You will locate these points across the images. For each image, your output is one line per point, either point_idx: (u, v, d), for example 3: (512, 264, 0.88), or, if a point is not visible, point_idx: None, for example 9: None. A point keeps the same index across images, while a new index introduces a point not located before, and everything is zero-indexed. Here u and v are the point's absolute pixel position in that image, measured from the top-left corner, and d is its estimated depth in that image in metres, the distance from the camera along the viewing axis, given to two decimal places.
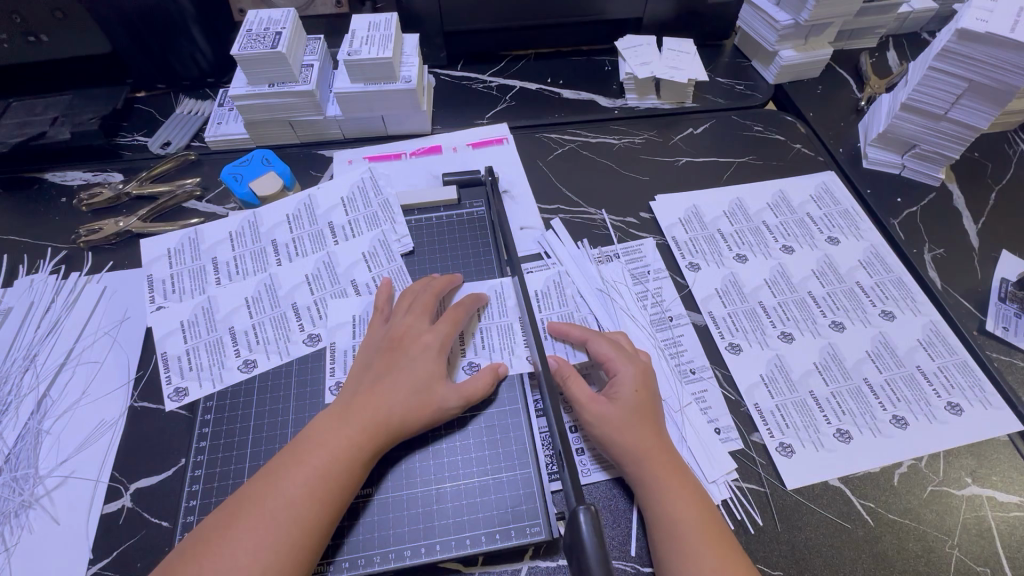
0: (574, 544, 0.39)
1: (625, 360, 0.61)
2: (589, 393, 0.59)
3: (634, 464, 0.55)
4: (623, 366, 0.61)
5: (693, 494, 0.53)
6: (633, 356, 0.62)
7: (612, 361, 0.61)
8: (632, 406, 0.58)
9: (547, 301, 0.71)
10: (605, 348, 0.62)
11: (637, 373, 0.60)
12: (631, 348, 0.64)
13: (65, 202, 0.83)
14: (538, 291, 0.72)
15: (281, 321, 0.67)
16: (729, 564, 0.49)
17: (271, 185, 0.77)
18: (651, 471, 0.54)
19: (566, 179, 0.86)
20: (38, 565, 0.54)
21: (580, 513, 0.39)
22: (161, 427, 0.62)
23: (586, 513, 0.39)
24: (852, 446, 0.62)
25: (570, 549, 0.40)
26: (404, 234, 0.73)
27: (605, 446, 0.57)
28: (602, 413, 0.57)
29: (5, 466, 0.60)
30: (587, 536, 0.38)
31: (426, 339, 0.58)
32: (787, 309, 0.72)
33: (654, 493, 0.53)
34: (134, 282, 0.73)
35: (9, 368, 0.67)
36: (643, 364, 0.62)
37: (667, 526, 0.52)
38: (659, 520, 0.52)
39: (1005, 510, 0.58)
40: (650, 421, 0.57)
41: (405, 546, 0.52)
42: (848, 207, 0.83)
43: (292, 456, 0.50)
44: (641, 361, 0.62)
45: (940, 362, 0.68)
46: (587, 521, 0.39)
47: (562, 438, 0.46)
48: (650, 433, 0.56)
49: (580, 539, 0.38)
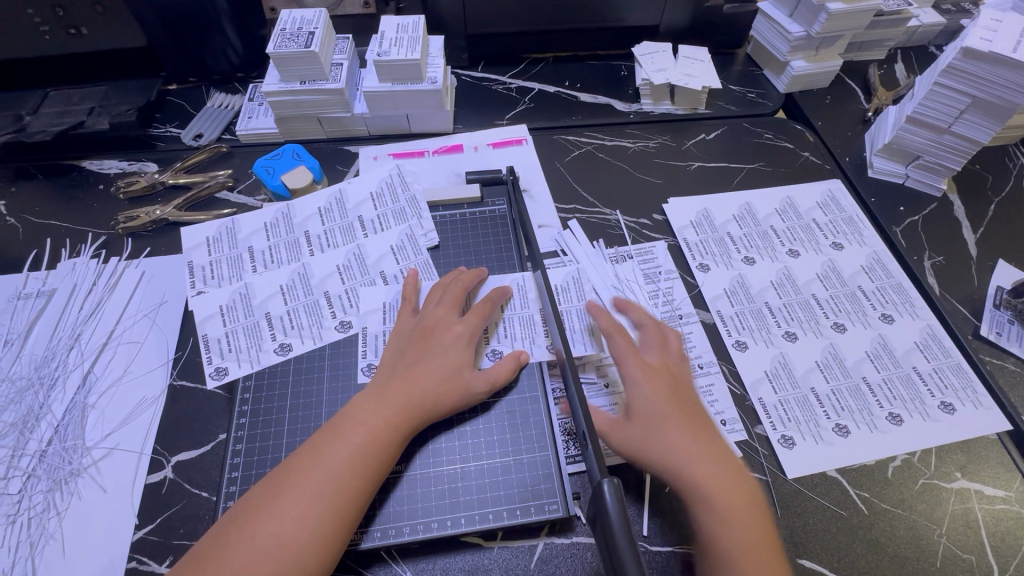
0: (598, 512, 0.43)
1: (656, 346, 0.64)
2: (626, 370, 0.60)
3: (674, 441, 0.55)
4: (653, 349, 0.63)
5: (732, 506, 0.52)
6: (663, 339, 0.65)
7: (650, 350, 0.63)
8: (663, 377, 0.60)
9: (566, 295, 0.75)
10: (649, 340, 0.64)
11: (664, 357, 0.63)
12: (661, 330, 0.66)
13: (104, 189, 0.87)
14: (557, 286, 0.76)
15: (314, 308, 0.70)
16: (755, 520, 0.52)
17: (302, 179, 0.81)
18: (675, 436, 0.56)
19: (582, 180, 0.89)
20: (88, 528, 0.58)
21: (605, 483, 0.43)
22: (200, 404, 0.66)
23: (610, 484, 0.43)
24: (850, 440, 0.65)
25: (594, 519, 0.43)
26: (430, 229, 0.77)
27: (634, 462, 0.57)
28: (648, 398, 0.58)
29: (54, 436, 0.64)
30: (610, 503, 0.42)
31: (457, 329, 0.62)
32: (791, 310, 0.76)
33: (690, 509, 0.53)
34: (172, 268, 0.77)
35: (55, 346, 0.71)
36: (668, 344, 0.65)
37: (688, 482, 0.54)
38: (682, 477, 0.54)
39: (991, 504, 0.62)
40: (687, 412, 0.58)
41: (432, 519, 0.56)
42: (852, 214, 0.87)
43: (333, 433, 0.54)
44: (669, 342, 0.65)
45: (935, 363, 0.72)
46: (610, 492, 0.43)
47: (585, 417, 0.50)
48: (675, 443, 0.55)
49: (603, 506, 0.42)
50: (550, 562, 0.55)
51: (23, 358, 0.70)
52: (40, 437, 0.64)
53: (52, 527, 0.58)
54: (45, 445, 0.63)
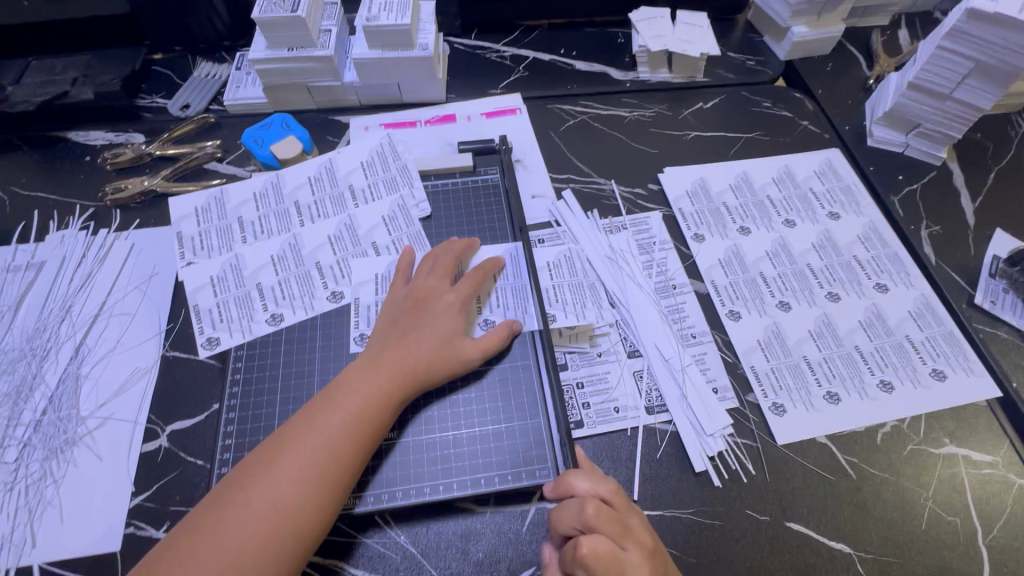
0: None
1: (628, 541, 0.50)
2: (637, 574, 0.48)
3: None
4: (629, 544, 0.50)
5: None
6: (624, 512, 0.52)
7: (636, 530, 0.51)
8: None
9: (557, 271, 0.74)
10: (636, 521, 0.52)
11: (648, 549, 0.50)
12: (616, 498, 0.53)
13: (90, 161, 0.85)
14: (549, 263, 0.75)
15: (305, 278, 0.70)
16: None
17: (292, 149, 0.79)
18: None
19: (577, 150, 0.88)
20: (86, 495, 0.59)
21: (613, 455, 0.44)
22: (193, 374, 0.66)
23: None
24: (840, 407, 0.66)
25: None
26: (422, 199, 0.76)
27: None
28: None
29: (49, 406, 0.64)
30: None
31: (447, 299, 0.62)
32: (786, 280, 0.76)
33: None
34: (161, 240, 0.76)
35: (47, 317, 0.71)
36: (625, 512, 0.52)
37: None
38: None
39: (978, 468, 0.63)
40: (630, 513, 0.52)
41: (424, 484, 0.57)
42: (850, 184, 0.86)
43: (327, 400, 0.54)
44: (630, 511, 0.52)
45: (928, 332, 0.72)
46: None
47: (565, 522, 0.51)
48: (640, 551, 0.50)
49: None
50: (540, 526, 0.57)
51: (15, 330, 0.70)
52: (34, 408, 0.64)
53: (49, 494, 0.59)
54: (40, 414, 0.64)
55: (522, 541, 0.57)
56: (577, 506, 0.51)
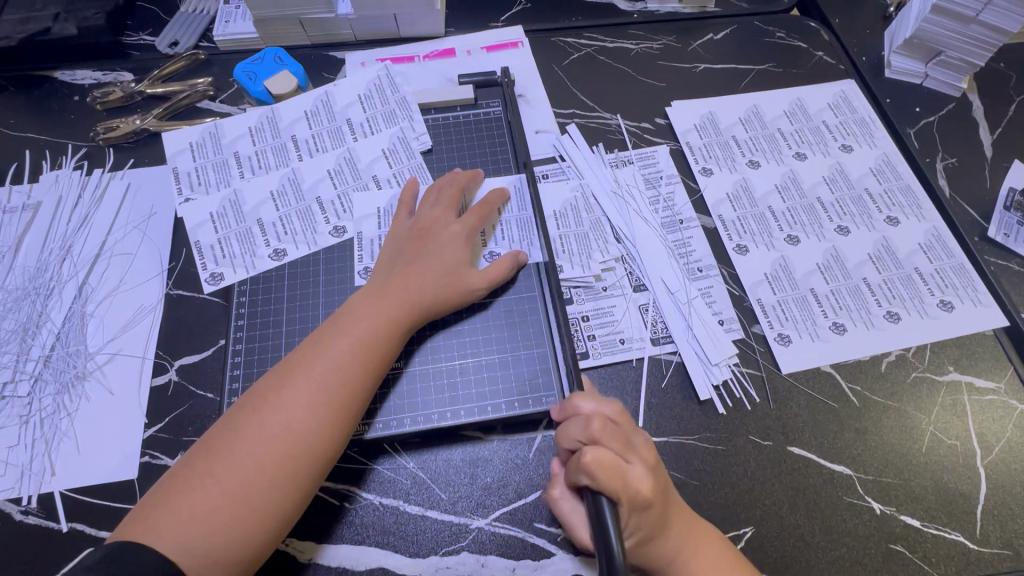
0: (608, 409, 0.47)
1: (631, 454, 0.50)
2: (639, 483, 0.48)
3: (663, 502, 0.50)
4: (633, 458, 0.49)
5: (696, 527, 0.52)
6: (629, 430, 0.52)
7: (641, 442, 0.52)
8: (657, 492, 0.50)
9: (565, 221, 0.72)
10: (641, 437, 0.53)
11: (649, 464, 0.50)
12: (621, 419, 0.53)
13: (80, 101, 0.82)
14: (556, 212, 0.73)
15: (306, 214, 0.69)
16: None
17: (285, 84, 0.77)
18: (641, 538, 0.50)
19: (582, 84, 0.84)
20: (101, 426, 0.60)
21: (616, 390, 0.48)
22: (198, 311, 0.66)
23: None
24: (846, 337, 0.66)
25: None
26: (422, 132, 0.74)
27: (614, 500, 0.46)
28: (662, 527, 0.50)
29: (57, 343, 0.65)
30: None
31: (453, 228, 0.62)
32: (795, 213, 0.74)
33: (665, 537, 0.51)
34: (158, 179, 0.75)
35: (47, 257, 0.70)
36: (630, 433, 0.53)
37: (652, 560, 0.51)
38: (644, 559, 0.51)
39: (981, 395, 0.63)
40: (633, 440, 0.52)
41: (432, 411, 0.59)
42: (865, 116, 0.83)
43: (335, 327, 0.55)
44: (634, 431, 0.53)
45: (938, 264, 0.71)
46: None
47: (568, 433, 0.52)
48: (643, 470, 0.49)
49: None
50: (547, 452, 0.59)
51: (17, 270, 0.69)
52: (42, 344, 0.65)
53: (64, 426, 0.60)
54: (48, 350, 0.64)
55: (529, 466, 0.58)
56: (583, 422, 0.51)
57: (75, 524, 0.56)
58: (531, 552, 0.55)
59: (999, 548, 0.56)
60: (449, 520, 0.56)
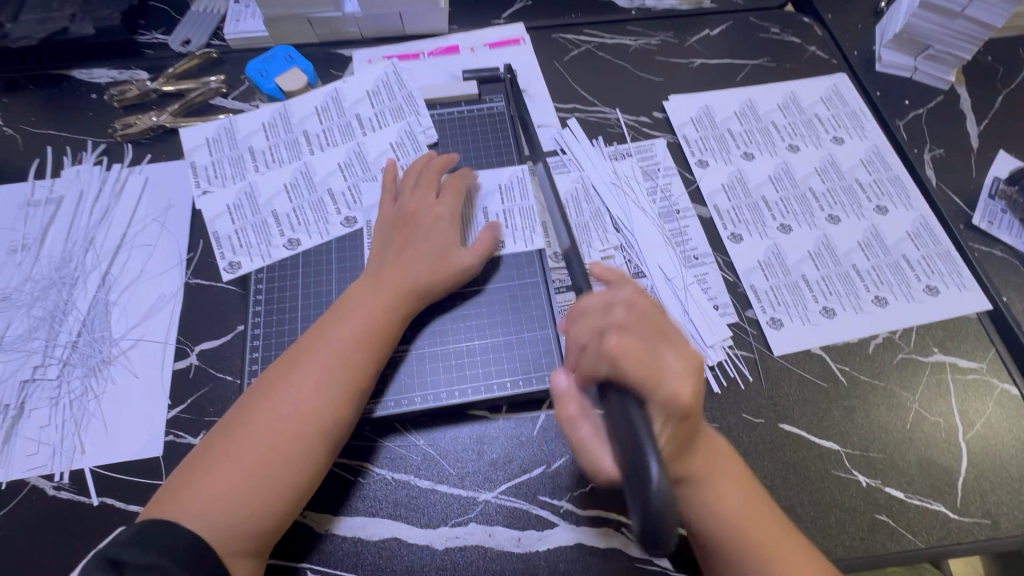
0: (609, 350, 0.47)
1: (661, 344, 0.49)
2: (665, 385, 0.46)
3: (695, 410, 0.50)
4: (663, 348, 0.49)
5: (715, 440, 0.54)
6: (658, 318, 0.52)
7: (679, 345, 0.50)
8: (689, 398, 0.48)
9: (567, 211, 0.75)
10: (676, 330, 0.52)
11: (689, 366, 0.49)
12: (639, 300, 0.53)
13: (97, 98, 0.85)
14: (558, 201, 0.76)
15: (319, 205, 0.72)
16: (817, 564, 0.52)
17: (297, 81, 0.80)
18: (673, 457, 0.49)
19: (582, 79, 0.87)
20: (127, 408, 0.64)
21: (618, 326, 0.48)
22: (217, 298, 0.69)
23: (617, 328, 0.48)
24: (836, 320, 0.69)
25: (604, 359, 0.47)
26: (429, 126, 0.77)
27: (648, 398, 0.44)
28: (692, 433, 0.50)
29: (83, 329, 0.68)
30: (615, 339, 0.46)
31: (437, 211, 0.65)
32: (787, 203, 0.77)
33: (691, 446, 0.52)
34: (175, 173, 0.78)
35: (71, 249, 0.73)
36: (657, 319, 0.52)
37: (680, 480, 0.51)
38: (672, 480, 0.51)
39: (965, 374, 0.66)
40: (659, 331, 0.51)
41: (441, 391, 0.62)
42: (856, 108, 0.85)
43: (337, 313, 0.58)
44: (665, 323, 0.52)
45: (925, 251, 0.74)
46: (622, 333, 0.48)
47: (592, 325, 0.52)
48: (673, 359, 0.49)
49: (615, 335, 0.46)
50: (550, 429, 0.62)
51: (42, 260, 0.72)
52: (69, 330, 0.68)
53: (92, 408, 0.64)
54: (75, 337, 0.68)
55: (533, 443, 0.61)
56: (603, 310, 0.52)
57: (106, 499, 0.59)
58: (536, 522, 0.58)
59: (978, 517, 0.59)
60: (458, 492, 0.59)
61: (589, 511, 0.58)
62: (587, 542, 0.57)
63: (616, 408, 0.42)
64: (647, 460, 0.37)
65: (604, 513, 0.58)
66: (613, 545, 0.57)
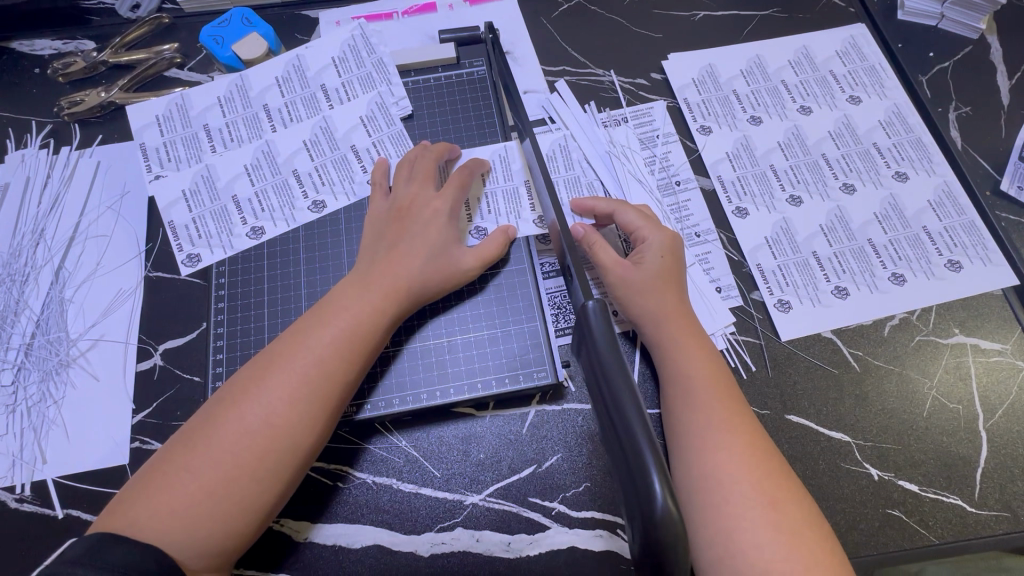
0: (584, 336, 0.38)
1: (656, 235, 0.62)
2: (614, 256, 0.59)
3: (661, 297, 0.56)
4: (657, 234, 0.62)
5: (698, 343, 0.55)
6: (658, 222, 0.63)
7: (640, 230, 0.60)
8: (657, 272, 0.58)
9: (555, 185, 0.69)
10: (632, 217, 0.61)
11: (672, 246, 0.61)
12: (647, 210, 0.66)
13: (39, 73, 0.77)
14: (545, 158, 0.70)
15: (284, 188, 0.66)
16: (828, 558, 0.45)
17: (256, 48, 0.72)
18: (668, 332, 0.55)
19: (572, 38, 0.79)
20: (88, 414, 0.60)
21: (589, 303, 0.38)
22: (179, 293, 0.64)
23: (595, 303, 0.38)
24: (849, 302, 0.64)
25: (579, 344, 0.38)
26: (402, 96, 0.70)
27: (627, 308, 0.58)
28: (664, 304, 0.56)
29: (37, 330, 0.63)
30: (596, 323, 0.37)
31: (434, 206, 0.59)
32: (798, 171, 0.71)
33: (670, 350, 0.55)
34: (128, 156, 0.71)
35: (20, 242, 0.68)
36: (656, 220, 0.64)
37: (681, 381, 0.53)
38: (674, 376, 0.54)
39: (987, 356, 0.61)
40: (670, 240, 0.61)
41: (421, 390, 0.58)
42: (875, 63, 0.77)
43: (318, 316, 0.52)
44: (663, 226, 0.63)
45: (947, 222, 0.67)
46: (596, 312, 0.38)
47: (583, 292, 0.40)
48: (673, 253, 0.59)
49: (588, 328, 0.37)
50: (541, 427, 0.58)
51: None
52: (22, 332, 0.63)
53: (51, 415, 0.60)
54: (29, 339, 0.63)
55: (522, 441, 0.57)
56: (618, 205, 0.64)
57: (71, 511, 0.56)
58: (525, 527, 0.54)
59: (997, 510, 0.56)
60: (443, 497, 0.56)
61: (582, 513, 0.55)
62: (580, 546, 0.54)
63: (604, 400, 0.34)
64: (646, 475, 0.30)
65: (599, 514, 0.55)
66: (608, 548, 0.54)
